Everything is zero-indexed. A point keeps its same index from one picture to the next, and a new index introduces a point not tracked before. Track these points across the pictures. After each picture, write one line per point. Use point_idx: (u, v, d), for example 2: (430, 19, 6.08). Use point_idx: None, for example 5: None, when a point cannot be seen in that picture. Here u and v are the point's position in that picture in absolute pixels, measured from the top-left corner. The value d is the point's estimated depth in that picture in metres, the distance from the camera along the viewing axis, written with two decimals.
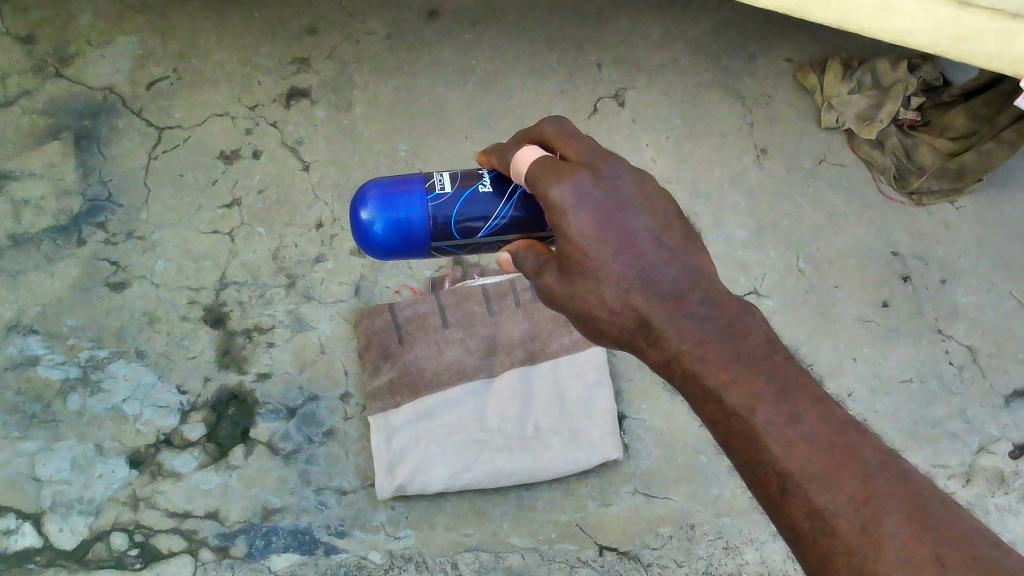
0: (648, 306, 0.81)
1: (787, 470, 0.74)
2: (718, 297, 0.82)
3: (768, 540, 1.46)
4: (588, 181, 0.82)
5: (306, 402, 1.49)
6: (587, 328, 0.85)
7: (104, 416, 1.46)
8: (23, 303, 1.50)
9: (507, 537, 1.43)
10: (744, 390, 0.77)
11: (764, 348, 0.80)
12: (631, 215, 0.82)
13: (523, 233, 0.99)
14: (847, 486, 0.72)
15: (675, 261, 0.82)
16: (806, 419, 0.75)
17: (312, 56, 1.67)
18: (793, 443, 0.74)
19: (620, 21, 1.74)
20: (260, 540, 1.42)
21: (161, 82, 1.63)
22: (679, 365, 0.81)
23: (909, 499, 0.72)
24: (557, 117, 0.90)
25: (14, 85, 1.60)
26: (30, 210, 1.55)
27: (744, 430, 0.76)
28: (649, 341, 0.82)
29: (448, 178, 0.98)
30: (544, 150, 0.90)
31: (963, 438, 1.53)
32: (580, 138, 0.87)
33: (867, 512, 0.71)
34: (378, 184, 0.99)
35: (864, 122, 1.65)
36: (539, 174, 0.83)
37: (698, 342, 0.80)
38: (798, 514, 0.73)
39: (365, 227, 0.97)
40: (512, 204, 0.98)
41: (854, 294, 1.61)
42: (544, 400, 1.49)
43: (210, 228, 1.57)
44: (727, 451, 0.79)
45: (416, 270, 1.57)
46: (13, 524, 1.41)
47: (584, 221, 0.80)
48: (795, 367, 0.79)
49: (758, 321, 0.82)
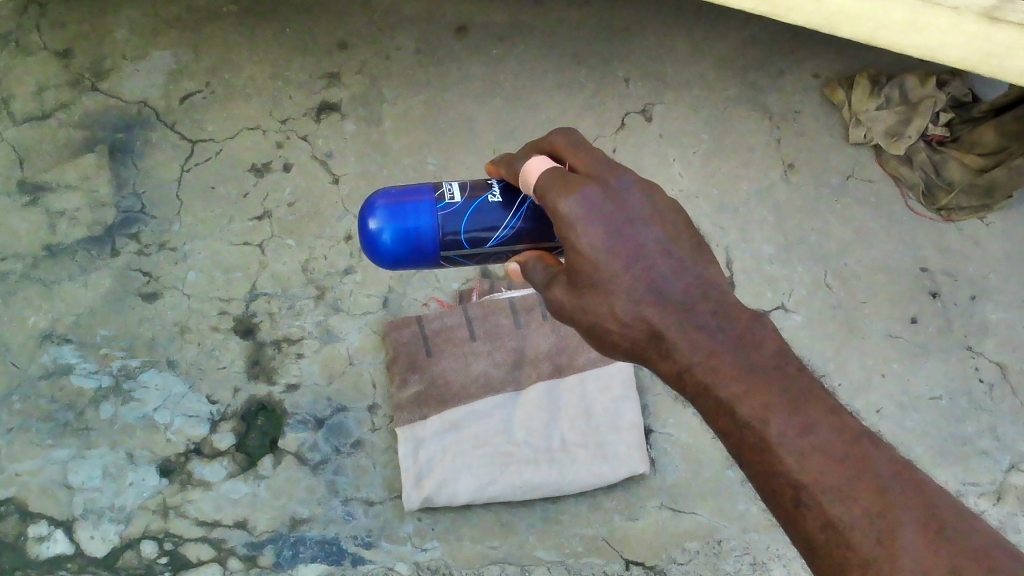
0: (660, 319, 0.81)
1: (800, 481, 0.73)
2: (727, 309, 0.82)
3: (796, 556, 1.46)
4: (597, 194, 0.82)
5: (334, 413, 1.50)
6: (598, 342, 0.85)
7: (136, 425, 1.48)
8: (57, 313, 1.53)
9: (533, 550, 1.43)
10: (756, 401, 0.77)
11: (775, 360, 0.80)
12: (640, 227, 0.82)
13: (530, 243, 1.00)
14: (862, 498, 0.72)
15: (685, 273, 0.83)
16: (820, 429, 0.75)
17: (343, 71, 1.69)
18: (806, 454, 0.74)
19: (647, 37, 1.75)
20: (288, 549, 1.43)
21: (194, 96, 1.66)
22: (691, 377, 0.81)
23: (925, 511, 0.71)
24: (567, 128, 0.91)
25: (51, 99, 1.63)
26: (64, 221, 1.57)
27: (757, 442, 0.76)
28: (660, 353, 0.82)
29: (458, 187, 0.99)
30: (555, 161, 0.91)
31: (993, 456, 1.52)
32: (589, 151, 0.88)
33: (882, 523, 0.70)
34: (386, 194, 0.98)
35: (892, 138, 1.65)
36: (548, 186, 0.84)
37: (709, 354, 0.80)
38: (813, 526, 0.72)
39: (374, 236, 0.97)
40: (520, 216, 0.99)
41: (882, 310, 1.61)
42: (570, 414, 1.50)
43: (241, 240, 1.58)
44: (740, 464, 0.79)
45: (444, 283, 1.59)
46: (46, 531, 1.42)
47: (594, 234, 0.81)
48: (807, 378, 0.79)
49: (770, 332, 0.82)
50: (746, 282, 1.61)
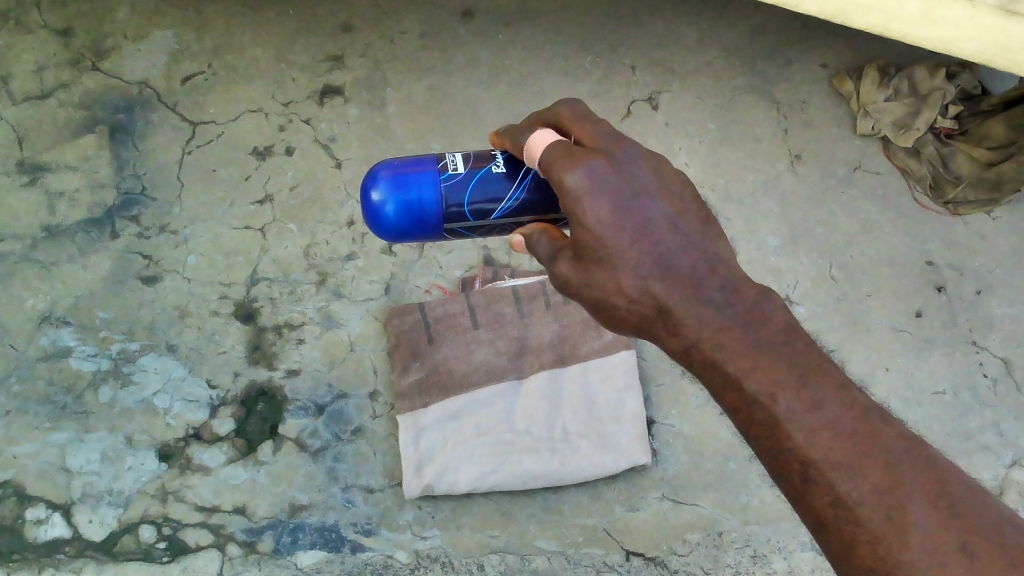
0: (668, 294, 0.79)
1: (809, 457, 0.72)
2: (736, 284, 0.80)
3: (797, 549, 1.46)
4: (603, 166, 0.80)
5: (335, 400, 1.49)
6: (605, 317, 0.83)
7: (135, 409, 1.47)
8: (56, 295, 1.51)
9: (534, 540, 1.43)
10: (764, 376, 0.75)
11: (784, 334, 0.78)
12: (647, 201, 0.80)
13: (535, 216, 0.98)
14: (871, 473, 0.70)
15: (692, 247, 0.81)
16: (829, 405, 0.73)
17: (346, 54, 1.67)
18: (815, 431, 0.72)
19: (655, 24, 1.73)
20: (288, 536, 1.42)
21: (196, 77, 1.64)
22: (698, 352, 0.79)
23: (935, 486, 0.69)
24: (572, 100, 0.89)
25: (50, 78, 1.61)
26: (64, 202, 1.56)
27: (765, 418, 0.74)
28: (668, 329, 0.80)
29: (461, 159, 0.97)
30: (559, 133, 0.88)
31: (996, 451, 1.53)
32: (595, 123, 0.85)
33: (892, 499, 0.69)
34: (389, 165, 0.97)
35: (900, 130, 1.64)
36: (553, 159, 0.81)
37: (717, 329, 0.78)
38: (821, 501, 0.71)
39: (376, 208, 0.95)
40: (524, 187, 0.96)
41: (887, 303, 1.60)
42: (573, 402, 1.48)
43: (243, 224, 1.57)
44: (749, 440, 0.77)
45: (447, 270, 1.57)
46: (44, 514, 1.41)
47: (600, 208, 0.78)
48: (816, 353, 0.77)
49: (779, 307, 0.80)
50: (750, 273, 1.59)
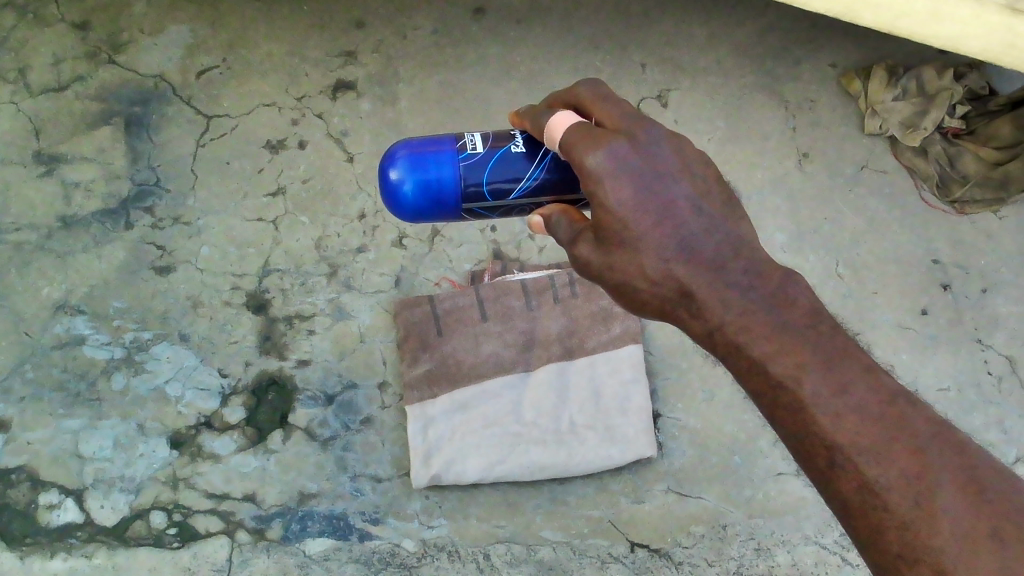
0: (692, 278, 0.80)
1: (835, 441, 0.73)
2: (760, 267, 0.81)
3: (800, 542, 1.47)
4: (625, 148, 0.81)
5: (344, 390, 1.51)
6: (628, 301, 0.84)
7: (147, 397, 1.49)
8: (70, 284, 1.53)
9: (540, 530, 1.45)
10: (789, 361, 0.76)
11: (809, 317, 0.79)
12: (670, 182, 0.81)
13: (554, 195, 0.99)
14: (898, 458, 0.71)
15: (716, 230, 0.81)
16: (855, 389, 0.74)
17: (359, 50, 1.69)
18: (841, 414, 0.74)
19: (665, 22, 1.74)
20: (296, 523, 1.44)
21: (211, 71, 1.66)
22: (722, 335, 0.81)
23: (964, 471, 0.71)
24: (592, 81, 0.90)
25: (67, 71, 1.63)
26: (79, 193, 1.58)
27: (791, 402, 0.76)
28: (691, 312, 0.82)
29: (480, 139, 0.98)
30: (581, 115, 0.89)
31: (999, 448, 1.54)
32: (617, 105, 0.86)
33: (920, 484, 0.70)
34: (408, 144, 0.99)
35: (908, 129, 1.65)
36: (574, 141, 0.82)
37: (742, 312, 0.80)
38: (847, 486, 0.72)
39: (395, 187, 0.97)
40: (543, 166, 0.97)
41: (892, 300, 1.61)
42: (579, 395, 1.50)
43: (256, 216, 1.59)
44: (773, 422, 0.78)
45: (456, 263, 1.59)
46: (57, 499, 1.43)
47: (622, 190, 0.79)
48: (842, 336, 0.78)
49: (804, 288, 0.81)
50: None
